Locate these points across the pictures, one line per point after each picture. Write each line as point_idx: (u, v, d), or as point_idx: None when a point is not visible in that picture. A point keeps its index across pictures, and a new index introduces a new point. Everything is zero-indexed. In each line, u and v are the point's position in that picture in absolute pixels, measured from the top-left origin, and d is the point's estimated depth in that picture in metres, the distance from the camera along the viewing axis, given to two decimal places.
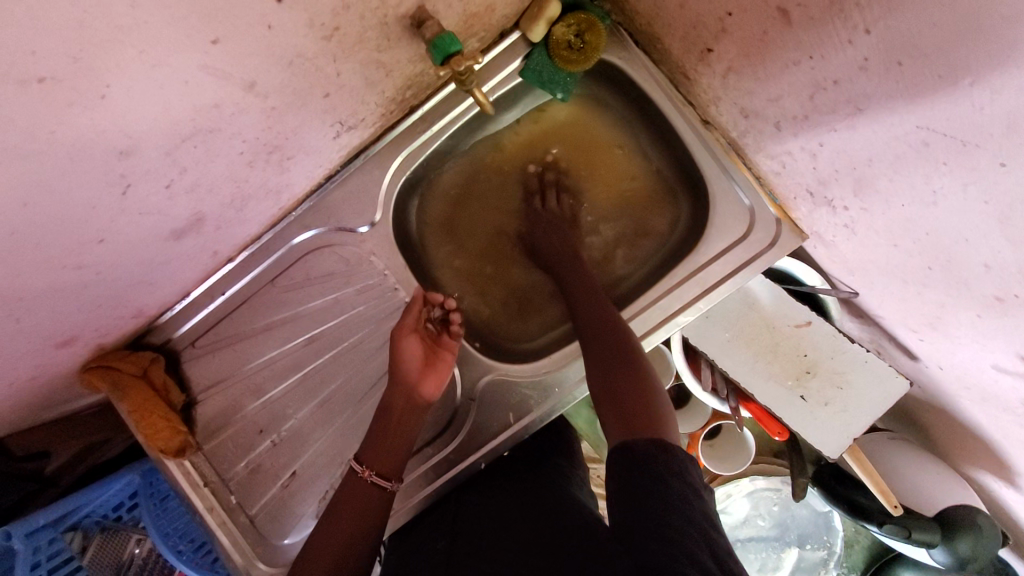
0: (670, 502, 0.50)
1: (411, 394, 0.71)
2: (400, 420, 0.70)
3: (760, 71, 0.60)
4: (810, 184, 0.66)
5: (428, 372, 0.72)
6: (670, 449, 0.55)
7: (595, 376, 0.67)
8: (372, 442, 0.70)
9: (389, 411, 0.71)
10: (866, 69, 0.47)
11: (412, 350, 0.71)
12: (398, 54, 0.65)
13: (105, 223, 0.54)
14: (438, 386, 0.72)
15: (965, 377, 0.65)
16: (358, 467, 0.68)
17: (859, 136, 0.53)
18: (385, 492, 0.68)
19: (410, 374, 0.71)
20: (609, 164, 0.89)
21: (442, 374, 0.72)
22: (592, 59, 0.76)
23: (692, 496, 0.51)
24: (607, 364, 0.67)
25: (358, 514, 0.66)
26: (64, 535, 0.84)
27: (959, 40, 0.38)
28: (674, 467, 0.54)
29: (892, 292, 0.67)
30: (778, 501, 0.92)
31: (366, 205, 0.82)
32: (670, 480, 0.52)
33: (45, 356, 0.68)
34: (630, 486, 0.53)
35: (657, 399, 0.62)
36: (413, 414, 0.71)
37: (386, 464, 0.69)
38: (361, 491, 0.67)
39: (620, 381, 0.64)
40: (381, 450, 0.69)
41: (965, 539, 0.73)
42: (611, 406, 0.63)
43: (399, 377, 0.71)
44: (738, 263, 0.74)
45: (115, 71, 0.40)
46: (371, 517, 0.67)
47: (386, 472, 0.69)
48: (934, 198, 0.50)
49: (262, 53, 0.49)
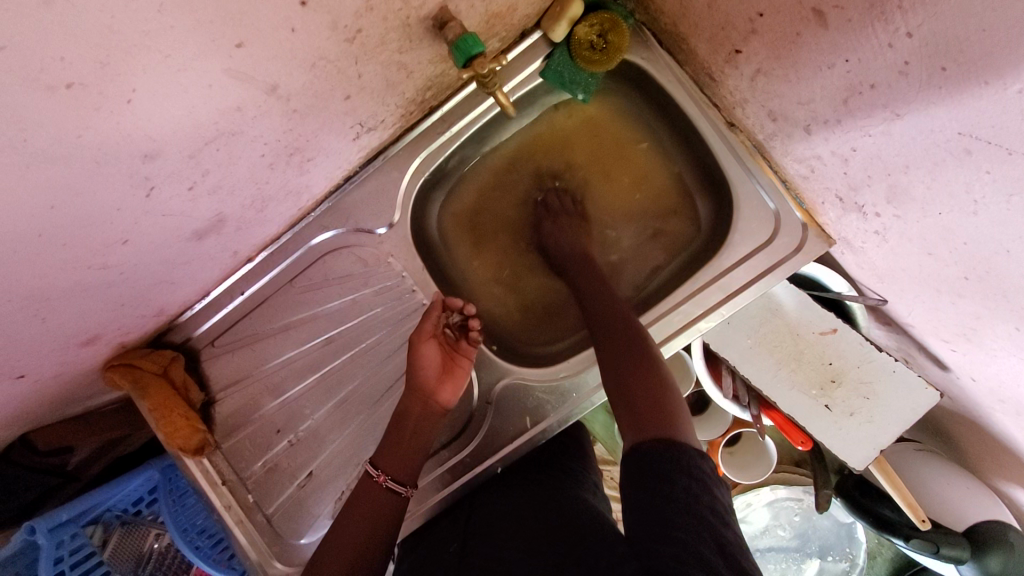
0: (677, 500, 0.48)
1: (428, 402, 0.71)
2: (417, 426, 0.70)
3: (791, 73, 0.58)
4: (839, 189, 0.65)
5: (445, 380, 0.72)
6: (677, 445, 0.54)
7: (614, 376, 0.66)
8: (387, 447, 0.70)
9: (406, 416, 0.70)
10: (906, 73, 0.46)
11: (430, 356, 0.71)
12: (419, 55, 0.64)
13: (128, 225, 0.54)
14: (454, 394, 0.72)
15: (1000, 390, 0.63)
16: (373, 471, 0.68)
17: (895, 141, 0.52)
18: (400, 497, 0.68)
19: (427, 382, 0.71)
20: (630, 166, 0.87)
21: (459, 382, 0.72)
22: (615, 59, 0.74)
23: (700, 491, 0.49)
24: (622, 367, 0.66)
25: (375, 518, 0.66)
26: (85, 529, 0.86)
27: (1009, 45, 0.36)
28: (678, 460, 0.52)
29: (923, 301, 0.65)
30: (799, 511, 0.90)
31: (385, 206, 0.81)
32: (677, 478, 0.50)
33: (69, 354, 0.69)
34: (637, 487, 0.51)
35: (672, 400, 0.61)
36: (430, 422, 0.71)
37: (402, 468, 0.69)
38: (377, 496, 0.67)
39: (634, 384, 0.63)
40: (398, 454, 0.69)
41: (997, 555, 0.71)
42: (626, 414, 0.61)
43: (416, 384, 0.70)
44: (761, 269, 0.73)
45: (141, 75, 0.40)
46: (387, 521, 0.67)
47: (402, 478, 0.69)
48: (974, 207, 0.48)
49: (286, 56, 0.49)
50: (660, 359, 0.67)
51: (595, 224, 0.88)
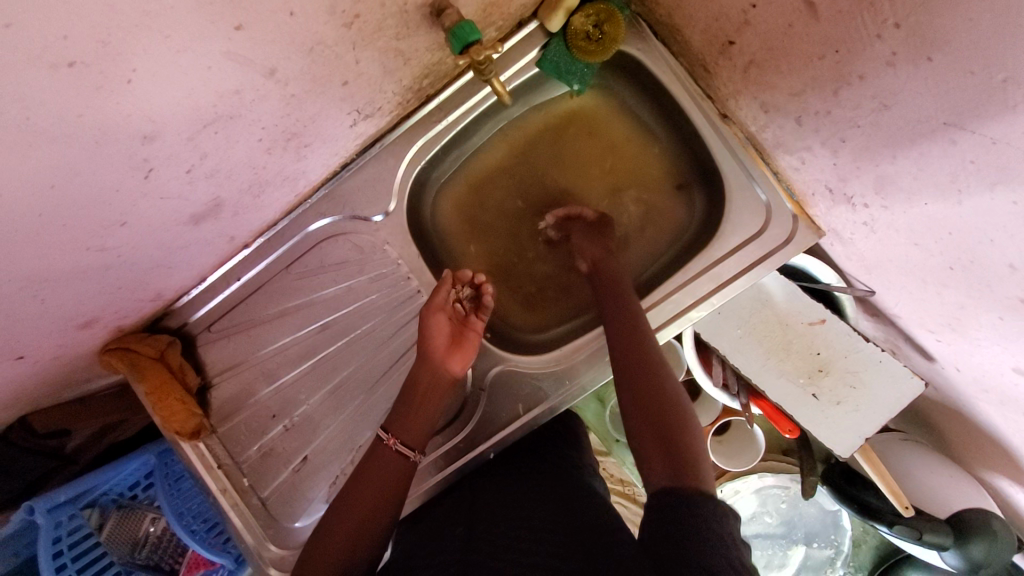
0: (704, 547, 0.49)
1: (435, 373, 0.71)
2: (424, 395, 0.71)
3: (782, 64, 0.59)
4: (829, 181, 0.66)
5: (454, 351, 0.73)
6: (713, 499, 0.54)
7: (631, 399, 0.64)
8: (399, 414, 0.71)
9: (414, 387, 0.72)
10: (894, 64, 0.47)
11: (439, 327, 0.72)
12: (416, 42, 0.65)
13: (128, 207, 0.54)
14: (464, 363, 0.73)
15: (983, 380, 0.65)
16: (383, 434, 0.69)
17: (883, 133, 0.53)
18: (407, 462, 0.69)
19: (436, 351, 0.72)
20: (628, 158, 0.87)
21: (468, 353, 0.73)
22: (611, 50, 0.75)
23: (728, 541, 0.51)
24: (642, 386, 0.65)
25: (375, 490, 0.66)
26: (82, 512, 0.87)
27: (997, 35, 0.37)
28: (710, 510, 0.53)
29: (910, 292, 0.67)
30: (786, 499, 0.92)
31: (381, 194, 0.82)
32: (705, 522, 0.52)
33: (67, 336, 0.69)
34: (663, 520, 0.54)
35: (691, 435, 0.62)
36: (436, 394, 0.72)
37: (411, 433, 0.70)
38: (387, 459, 0.68)
39: (653, 411, 0.63)
40: (407, 421, 0.70)
41: (979, 543, 0.72)
42: (649, 450, 0.61)
43: (426, 354, 0.72)
44: (751, 260, 0.74)
45: (141, 55, 0.40)
46: (392, 490, 0.67)
47: (411, 442, 0.70)
48: (958, 197, 0.49)
49: (284, 39, 0.49)
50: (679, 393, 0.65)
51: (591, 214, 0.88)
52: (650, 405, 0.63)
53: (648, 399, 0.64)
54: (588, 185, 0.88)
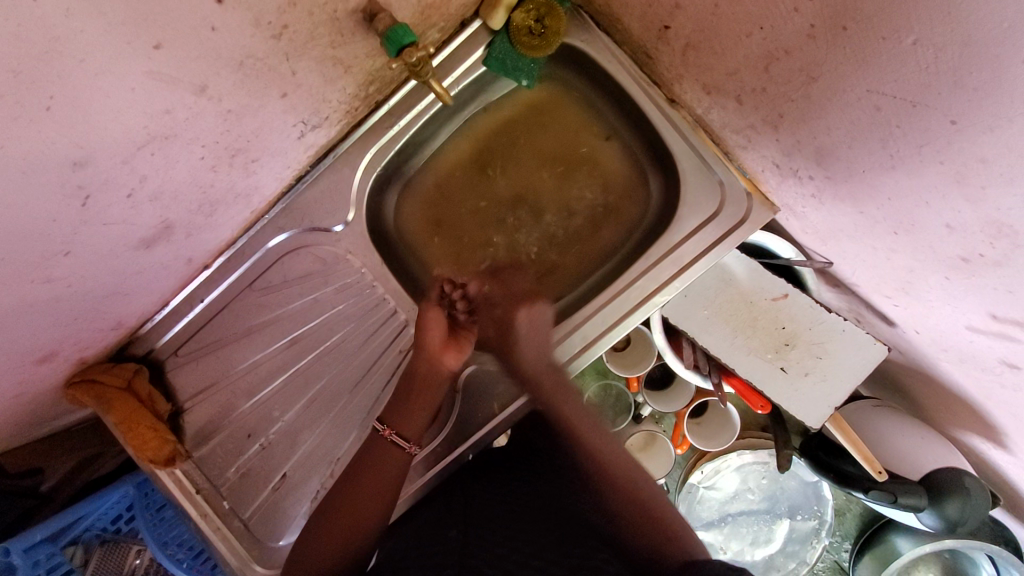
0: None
1: (433, 363, 0.73)
2: (422, 385, 0.73)
3: (716, 46, 0.60)
4: (776, 157, 0.66)
5: (450, 346, 0.74)
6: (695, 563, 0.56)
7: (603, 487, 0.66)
8: (397, 406, 0.73)
9: (412, 377, 0.74)
10: (814, 37, 0.48)
11: (435, 321, 0.74)
12: (354, 49, 0.65)
13: (69, 235, 0.53)
14: (458, 359, 0.74)
15: (942, 340, 0.66)
16: (380, 426, 0.72)
17: (815, 105, 0.54)
18: (403, 454, 0.71)
19: (433, 343, 0.73)
20: (587, 144, 0.87)
21: (463, 348, 0.75)
22: (554, 43, 0.75)
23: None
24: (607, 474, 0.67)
25: (380, 486, 0.68)
26: (64, 550, 0.85)
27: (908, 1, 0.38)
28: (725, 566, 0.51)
29: (864, 260, 0.68)
30: (767, 475, 0.93)
31: (338, 204, 0.81)
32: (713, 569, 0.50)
33: (26, 372, 0.68)
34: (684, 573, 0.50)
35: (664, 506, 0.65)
36: (434, 383, 0.73)
37: (406, 427, 0.72)
38: (383, 454, 0.71)
39: (624, 498, 0.65)
40: (404, 415, 0.72)
41: (952, 501, 0.73)
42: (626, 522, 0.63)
43: (424, 346, 0.73)
44: (712, 240, 0.75)
45: (58, 81, 0.40)
46: (384, 495, 0.68)
47: (406, 434, 0.72)
48: (892, 162, 0.50)
49: (209, 55, 0.49)
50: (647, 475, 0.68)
51: (554, 202, 0.87)
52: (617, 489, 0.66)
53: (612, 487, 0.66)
54: (550, 174, 0.88)
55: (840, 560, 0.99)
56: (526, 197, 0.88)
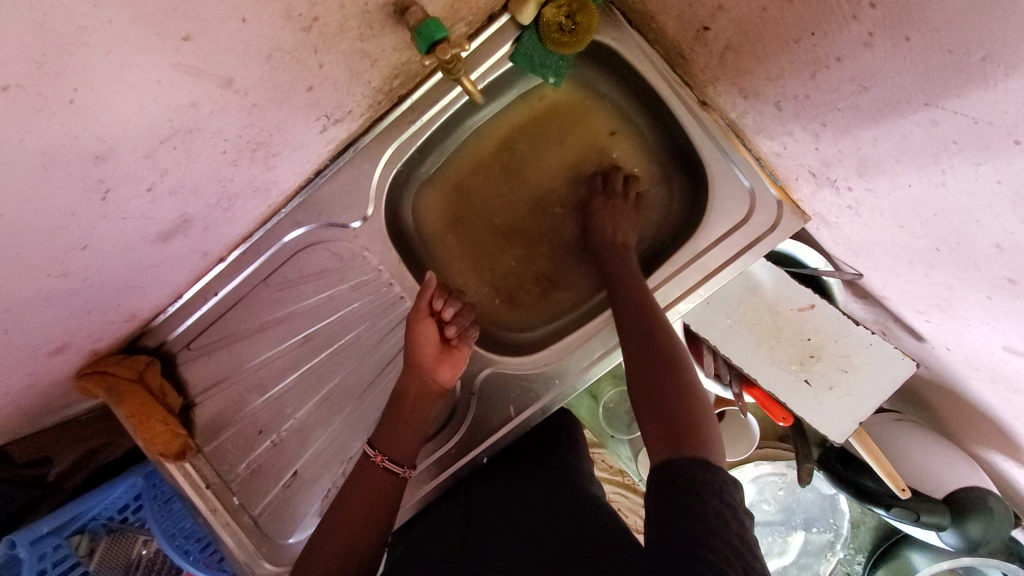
0: (690, 519, 0.47)
1: (425, 381, 0.72)
2: (415, 405, 0.71)
3: (759, 49, 0.58)
4: (812, 165, 0.65)
5: (443, 361, 0.73)
6: (712, 466, 0.52)
7: (635, 368, 0.64)
8: (388, 428, 0.70)
9: (403, 397, 0.72)
10: (872, 45, 0.46)
11: (427, 333, 0.73)
12: (382, 42, 0.63)
13: (87, 229, 0.52)
14: (452, 374, 0.73)
15: (974, 358, 0.64)
16: (370, 452, 0.69)
17: (864, 115, 0.52)
18: (397, 479, 0.69)
19: (425, 359, 0.72)
20: (610, 149, 0.85)
21: (456, 364, 0.74)
22: (585, 40, 0.72)
23: (730, 517, 0.48)
24: (644, 361, 0.64)
25: (370, 503, 0.66)
26: (69, 540, 0.84)
27: (987, 13, 0.36)
28: (710, 484, 0.50)
29: (897, 274, 0.66)
30: (784, 486, 0.92)
31: (357, 200, 0.80)
32: (705, 497, 0.49)
33: (38, 364, 0.67)
34: (664, 499, 0.50)
35: (693, 406, 0.59)
36: (429, 402, 0.72)
37: (400, 450, 0.70)
38: (376, 477, 0.68)
39: (655, 389, 0.61)
40: (395, 437, 0.70)
41: (975, 521, 0.73)
42: (650, 419, 0.59)
43: (414, 362, 0.73)
44: (737, 249, 0.73)
45: (83, 73, 0.38)
46: (381, 502, 0.67)
47: (399, 458, 0.69)
48: (942, 178, 0.49)
49: (237, 48, 0.47)
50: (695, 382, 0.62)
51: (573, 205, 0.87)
52: (648, 376, 0.63)
53: (644, 371, 0.63)
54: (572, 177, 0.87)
55: None
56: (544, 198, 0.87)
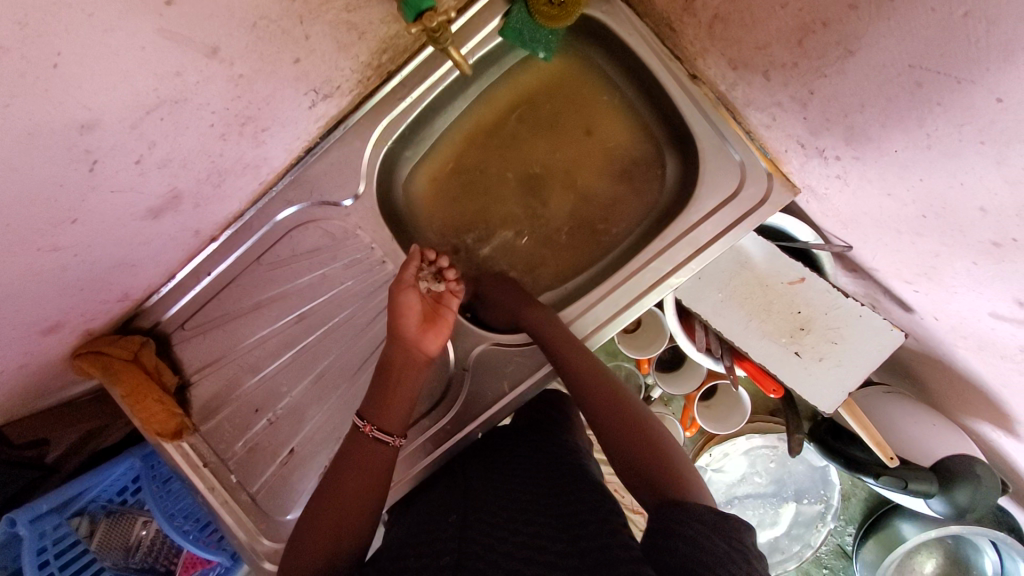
0: (694, 549, 0.47)
1: (411, 351, 0.72)
2: (402, 375, 0.72)
3: (747, 16, 0.58)
4: (801, 136, 0.65)
5: (429, 330, 0.74)
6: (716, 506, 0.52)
7: (598, 422, 0.65)
8: (376, 401, 0.71)
9: (389, 367, 0.72)
10: (857, 7, 0.46)
11: (412, 304, 0.73)
12: (368, 14, 0.63)
13: (76, 202, 0.52)
14: (439, 342, 0.74)
15: (962, 327, 0.64)
16: (358, 423, 0.69)
17: (850, 82, 0.52)
18: (387, 448, 0.69)
19: (410, 330, 0.73)
20: (590, 151, 0.86)
21: (443, 331, 0.74)
22: (573, 13, 0.72)
23: (741, 559, 0.47)
24: (604, 417, 0.65)
25: (366, 480, 0.66)
26: (70, 521, 0.84)
27: None
28: (717, 523, 0.50)
29: (886, 244, 0.66)
30: (775, 458, 0.94)
31: (349, 177, 0.79)
32: (713, 536, 0.48)
33: (32, 343, 0.67)
34: (671, 528, 0.50)
35: (666, 452, 0.61)
36: (414, 374, 0.72)
37: (388, 419, 0.70)
38: (370, 451, 0.68)
39: (622, 442, 0.62)
40: (384, 407, 0.70)
41: (963, 488, 0.73)
42: (629, 474, 0.61)
43: (400, 333, 0.73)
44: (727, 222, 0.73)
45: (65, 35, 0.38)
46: (377, 476, 0.67)
47: (388, 427, 0.70)
48: (927, 141, 0.49)
49: (220, 14, 0.48)
50: (652, 418, 0.66)
51: (543, 207, 0.87)
52: (609, 433, 0.64)
53: (605, 427, 0.64)
54: (544, 181, 0.87)
55: (843, 543, 1.01)
56: (515, 199, 0.87)
